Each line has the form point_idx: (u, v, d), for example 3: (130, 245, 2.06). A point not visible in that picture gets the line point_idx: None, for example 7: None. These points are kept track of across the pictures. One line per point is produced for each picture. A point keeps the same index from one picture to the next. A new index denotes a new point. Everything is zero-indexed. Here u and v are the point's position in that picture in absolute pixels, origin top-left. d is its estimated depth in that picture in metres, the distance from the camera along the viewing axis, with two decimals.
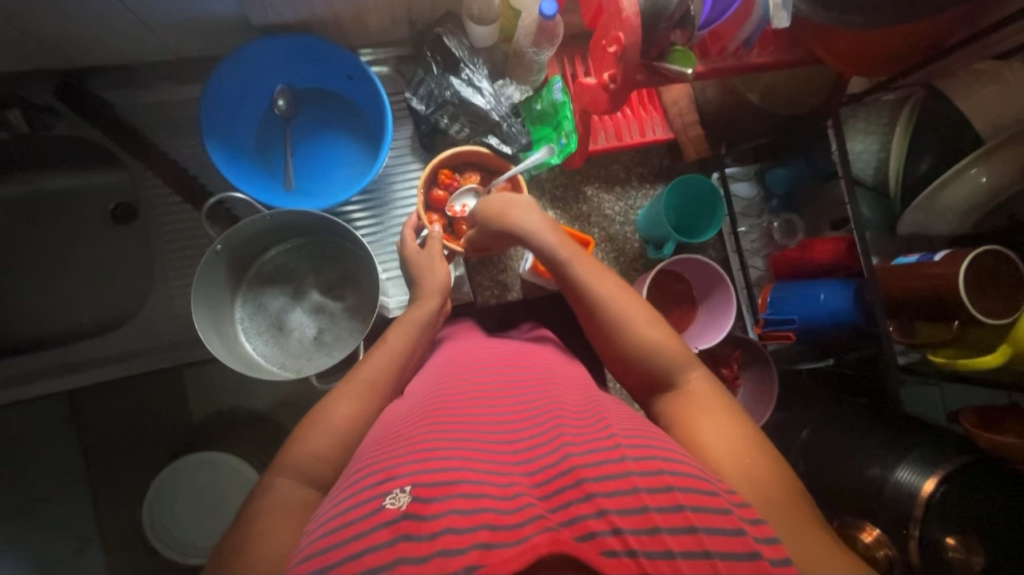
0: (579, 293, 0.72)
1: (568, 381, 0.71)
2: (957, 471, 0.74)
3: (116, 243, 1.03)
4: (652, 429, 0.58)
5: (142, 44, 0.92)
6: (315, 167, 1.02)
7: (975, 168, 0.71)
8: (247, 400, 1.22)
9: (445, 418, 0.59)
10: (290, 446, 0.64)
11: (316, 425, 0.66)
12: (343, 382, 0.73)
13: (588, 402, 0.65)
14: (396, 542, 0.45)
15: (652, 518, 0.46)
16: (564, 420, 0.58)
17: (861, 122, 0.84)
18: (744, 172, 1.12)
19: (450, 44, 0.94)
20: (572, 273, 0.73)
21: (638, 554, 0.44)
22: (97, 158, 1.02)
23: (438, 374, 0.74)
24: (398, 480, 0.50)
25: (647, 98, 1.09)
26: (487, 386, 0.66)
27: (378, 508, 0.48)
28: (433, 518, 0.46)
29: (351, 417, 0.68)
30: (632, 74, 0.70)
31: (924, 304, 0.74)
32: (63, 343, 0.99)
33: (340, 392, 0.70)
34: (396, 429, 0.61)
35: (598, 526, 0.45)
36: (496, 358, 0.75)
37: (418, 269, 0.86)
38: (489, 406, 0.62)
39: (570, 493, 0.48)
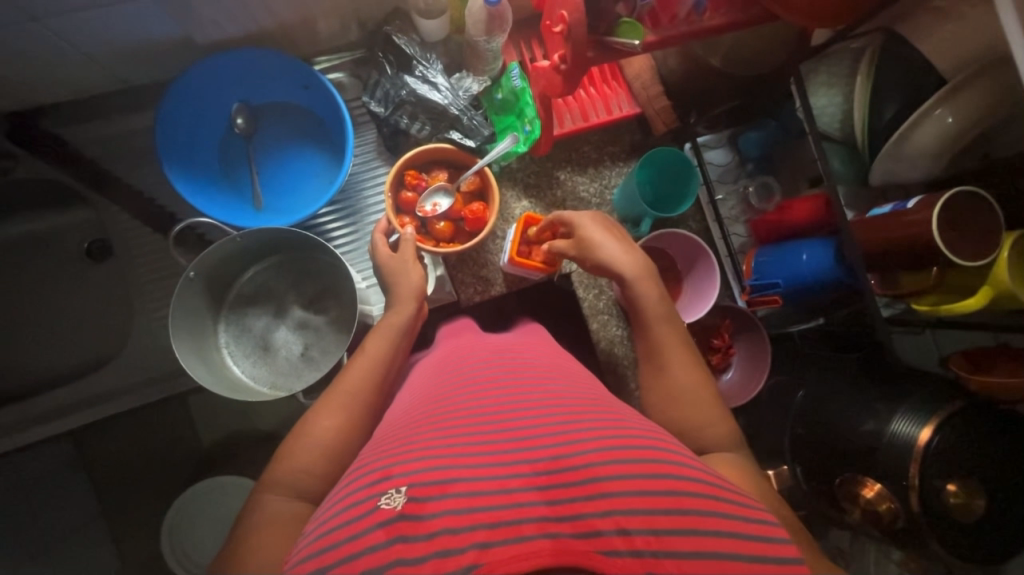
0: (647, 334, 0.74)
1: (569, 373, 0.71)
2: (950, 418, 0.74)
3: (92, 282, 1.02)
4: (659, 429, 0.58)
5: (90, 77, 0.90)
6: (281, 182, 1.00)
7: (939, 109, 0.70)
8: (246, 424, 1.22)
9: (448, 415, 0.58)
10: (276, 464, 0.65)
11: (302, 440, 0.67)
12: (327, 392, 0.72)
13: (591, 395, 0.64)
14: (393, 543, 0.45)
15: (656, 519, 0.46)
16: (567, 415, 0.57)
17: (824, 75, 0.83)
18: (717, 139, 1.08)
19: (400, 43, 0.92)
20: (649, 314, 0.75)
21: (645, 555, 0.44)
22: (61, 198, 1.01)
23: (441, 370, 0.74)
24: (395, 479, 0.49)
25: (610, 73, 1.06)
26: (491, 381, 0.65)
27: (374, 508, 0.47)
28: (429, 518, 0.46)
29: (341, 427, 0.68)
30: (582, 52, 0.68)
31: (905, 252, 0.73)
32: (52, 388, 0.99)
33: (322, 405, 0.70)
34: (398, 427, 0.61)
35: (603, 526, 0.45)
36: (499, 354, 0.74)
37: (391, 274, 0.84)
38: (493, 399, 0.61)
39: (575, 490, 0.48)
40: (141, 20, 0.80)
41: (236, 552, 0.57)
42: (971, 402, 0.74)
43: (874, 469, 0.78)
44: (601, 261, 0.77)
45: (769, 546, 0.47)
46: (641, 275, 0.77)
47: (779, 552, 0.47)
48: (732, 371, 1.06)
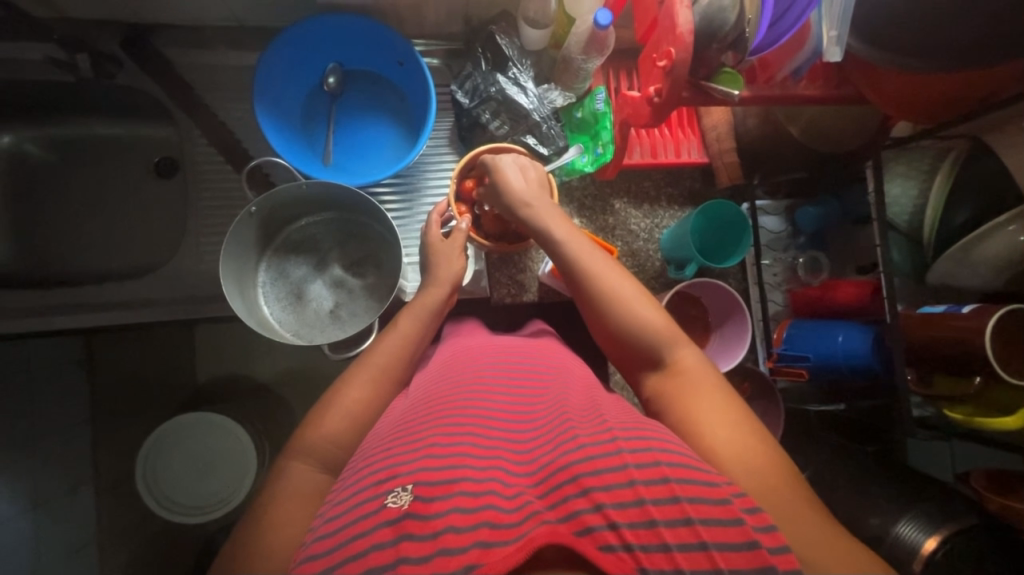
0: (567, 265, 0.72)
1: (569, 374, 0.72)
2: (959, 534, 0.72)
3: (154, 195, 1.06)
4: (647, 422, 0.58)
5: (211, 8, 0.96)
6: (353, 145, 1.04)
7: (1013, 225, 0.71)
8: (251, 369, 1.27)
9: (442, 411, 0.59)
10: (303, 431, 0.65)
11: (329, 410, 0.67)
12: (355, 365, 0.74)
13: (589, 397, 0.65)
14: (399, 542, 0.45)
15: (648, 509, 0.47)
16: (563, 417, 0.58)
17: (904, 165, 0.83)
18: (774, 207, 1.11)
19: (502, 43, 0.96)
20: (563, 249, 0.73)
21: (634, 549, 0.44)
22: (149, 111, 1.06)
23: (441, 367, 0.75)
24: (399, 479, 0.50)
25: (687, 119, 1.10)
26: (486, 379, 0.66)
27: (381, 507, 0.48)
28: (434, 517, 0.46)
29: (359, 399, 0.69)
30: (678, 91, 0.70)
31: (952, 358, 0.72)
32: (89, 283, 1.01)
33: (354, 375, 0.72)
34: (397, 423, 0.62)
35: (593, 522, 0.46)
36: (495, 351, 0.76)
37: (437, 257, 0.87)
38: (486, 400, 0.62)
39: (568, 489, 0.49)
40: None
41: (254, 524, 0.56)
42: (979, 522, 0.73)
43: None
44: (513, 200, 0.77)
45: (761, 528, 0.47)
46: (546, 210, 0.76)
47: (774, 539, 0.46)
48: None
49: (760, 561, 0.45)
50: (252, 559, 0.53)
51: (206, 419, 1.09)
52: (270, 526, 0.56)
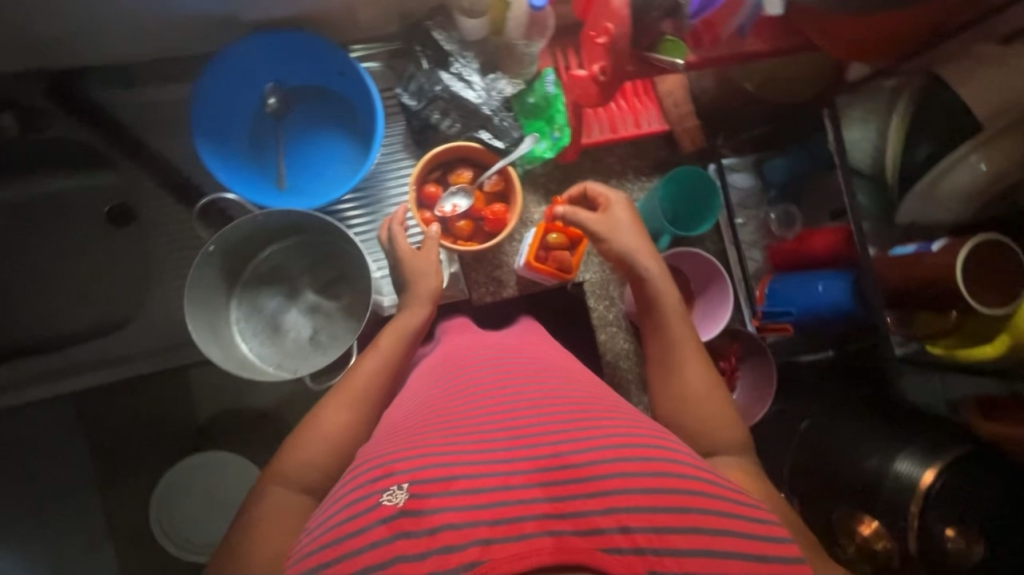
0: (658, 331, 0.75)
1: (572, 369, 0.71)
2: (954, 463, 0.73)
3: (108, 246, 1.02)
4: (659, 428, 0.58)
5: (129, 44, 0.91)
6: (307, 165, 1.01)
7: (975, 155, 0.71)
8: (249, 399, 1.19)
9: (452, 415, 0.58)
10: (283, 455, 0.66)
11: (308, 432, 0.67)
12: (340, 383, 0.73)
13: (596, 393, 0.64)
14: (394, 540, 0.45)
15: (658, 517, 0.46)
16: (572, 411, 0.57)
17: (859, 111, 0.83)
18: (743, 164, 1.07)
19: (439, 39, 0.93)
20: (664, 309, 0.76)
21: (646, 553, 0.44)
22: (87, 160, 1.01)
23: (444, 365, 0.73)
24: (397, 476, 0.50)
25: (642, 89, 1.06)
26: (493, 377, 0.64)
27: (376, 504, 0.48)
28: (431, 514, 0.46)
29: (341, 420, 0.69)
30: (622, 66, 0.70)
31: (927, 296, 0.73)
32: (65, 348, 1.00)
33: (334, 398, 0.71)
34: (400, 425, 0.61)
35: (605, 524, 0.45)
36: (500, 349, 0.74)
37: (411, 275, 0.84)
38: (495, 396, 0.60)
39: (578, 487, 0.48)
40: None
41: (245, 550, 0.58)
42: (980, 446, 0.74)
43: (873, 505, 0.77)
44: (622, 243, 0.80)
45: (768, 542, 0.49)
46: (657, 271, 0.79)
47: (780, 551, 0.49)
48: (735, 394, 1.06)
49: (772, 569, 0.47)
50: None
51: (218, 458, 1.09)
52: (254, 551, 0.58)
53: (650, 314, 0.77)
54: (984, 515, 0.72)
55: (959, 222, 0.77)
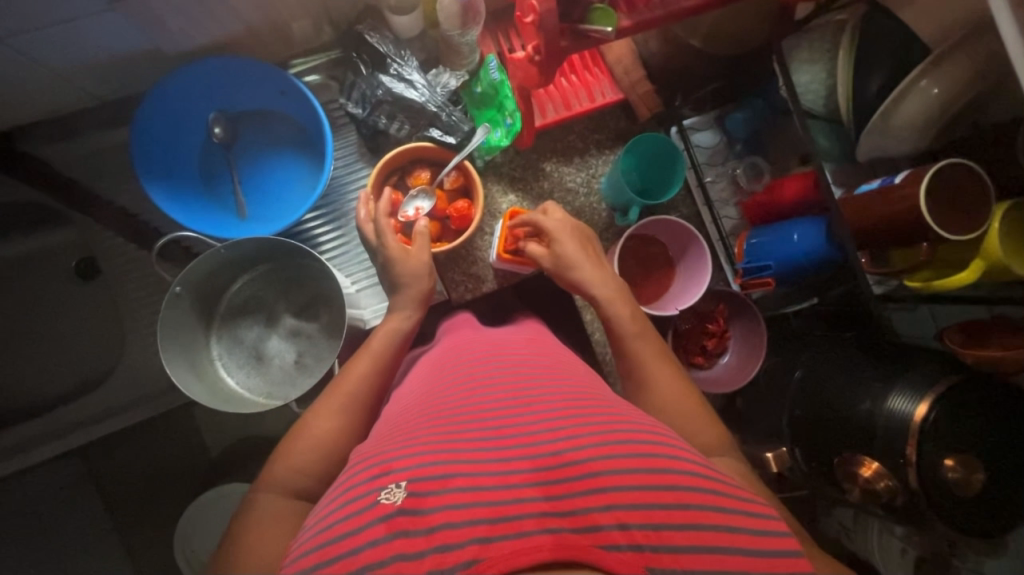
0: (624, 352, 0.76)
1: (565, 363, 0.70)
2: (946, 394, 0.73)
3: (83, 301, 1.02)
4: (654, 422, 0.56)
5: (61, 95, 0.90)
6: (263, 190, 0.99)
7: (926, 79, 0.69)
8: (260, 428, 1.17)
9: (450, 413, 0.56)
10: (272, 464, 0.66)
11: (297, 441, 0.67)
12: (328, 392, 0.72)
13: (591, 388, 0.62)
14: (392, 538, 0.43)
15: (656, 513, 0.45)
16: (569, 409, 0.55)
17: (806, 52, 0.82)
18: (703, 122, 1.06)
19: (372, 42, 0.91)
20: (624, 329, 0.76)
21: (644, 550, 0.42)
22: (46, 219, 1.01)
23: (439, 366, 0.72)
24: (394, 474, 0.48)
25: (591, 60, 1.04)
26: (489, 376, 0.63)
27: (374, 503, 0.46)
28: (430, 512, 0.44)
29: (330, 428, 0.68)
30: (555, 41, 0.66)
31: (898, 229, 0.72)
32: (61, 406, 1.01)
33: (322, 406, 0.70)
34: (397, 426, 0.59)
35: (603, 521, 0.44)
36: (494, 347, 0.72)
37: (394, 273, 0.82)
38: (491, 395, 0.58)
39: (577, 485, 0.46)
40: (107, 32, 0.79)
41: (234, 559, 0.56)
42: (967, 376, 0.74)
43: (868, 446, 0.78)
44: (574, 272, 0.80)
45: (769, 537, 0.46)
46: (611, 293, 0.79)
47: (781, 546, 0.46)
48: (728, 355, 1.06)
49: (769, 566, 0.44)
50: None
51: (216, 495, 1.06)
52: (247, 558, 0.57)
53: (613, 336, 0.77)
54: (980, 442, 0.72)
55: (922, 148, 0.76)
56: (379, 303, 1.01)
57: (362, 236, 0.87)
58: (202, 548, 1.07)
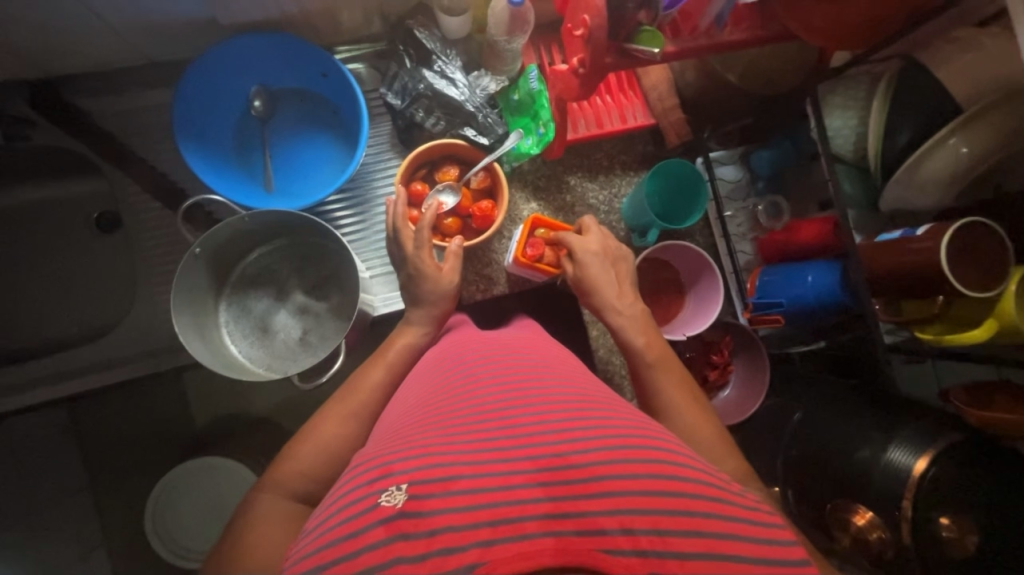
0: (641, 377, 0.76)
1: (566, 365, 0.70)
2: (947, 450, 0.72)
3: (99, 252, 1.03)
4: (656, 428, 0.56)
5: (113, 51, 0.92)
6: (293, 167, 1.01)
7: (954, 138, 0.72)
8: (250, 404, 1.17)
9: (452, 415, 0.56)
10: (276, 464, 0.66)
11: (301, 445, 0.67)
12: (338, 397, 0.73)
13: (593, 391, 0.62)
14: (393, 542, 0.42)
15: (659, 519, 0.44)
16: (571, 411, 0.55)
17: (840, 97, 0.85)
18: (728, 156, 1.08)
19: (421, 37, 0.94)
20: (641, 353, 0.77)
21: (648, 555, 0.42)
22: (76, 168, 1.02)
23: (440, 363, 0.71)
24: (395, 476, 0.47)
25: (627, 82, 1.07)
26: (491, 375, 0.62)
27: (374, 505, 0.45)
28: (430, 515, 0.44)
29: (337, 432, 0.69)
30: (601, 57, 0.69)
31: (913, 282, 0.73)
32: (61, 352, 1.01)
33: (331, 409, 0.71)
34: (398, 426, 0.58)
35: (607, 524, 0.43)
36: (496, 346, 0.72)
37: (416, 280, 0.82)
38: (493, 396, 0.58)
39: (580, 489, 0.46)
40: None
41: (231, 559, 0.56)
42: (965, 436, 0.73)
43: (863, 494, 0.77)
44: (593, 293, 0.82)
45: (769, 547, 0.46)
46: (627, 316, 0.80)
47: (781, 554, 0.46)
48: (728, 389, 1.06)
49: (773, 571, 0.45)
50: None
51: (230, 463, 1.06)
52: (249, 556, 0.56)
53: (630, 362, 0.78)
54: (976, 504, 0.71)
55: (941, 204, 0.79)
56: (389, 292, 1.02)
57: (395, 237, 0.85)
58: (177, 503, 1.05)
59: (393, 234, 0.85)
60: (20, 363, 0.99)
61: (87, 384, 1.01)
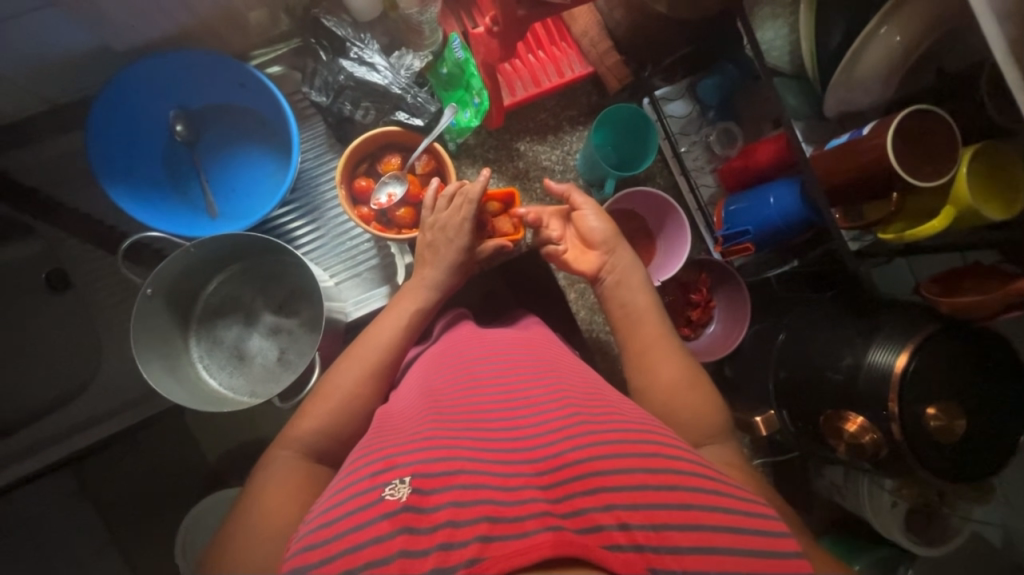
0: (628, 323, 0.76)
1: (563, 361, 0.69)
2: (926, 341, 0.73)
3: (56, 313, 1.00)
4: (655, 422, 0.56)
5: (12, 101, 0.87)
6: (234, 188, 0.97)
7: (885, 28, 0.72)
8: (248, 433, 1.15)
9: (450, 413, 0.55)
10: (297, 419, 0.66)
11: (313, 402, 0.67)
12: (340, 358, 0.72)
13: (591, 387, 0.62)
14: (396, 535, 0.42)
15: (656, 513, 0.44)
16: (567, 404, 0.55)
17: (768, 8, 0.85)
18: (675, 91, 1.04)
19: (330, 25, 0.90)
20: (632, 300, 0.78)
21: (645, 550, 0.41)
22: (9, 232, 0.98)
23: (436, 362, 0.71)
24: (396, 470, 0.47)
25: (557, 33, 1.03)
26: (488, 376, 0.62)
27: (378, 499, 0.45)
28: (433, 511, 0.44)
29: (351, 392, 0.67)
30: (510, 10, 0.65)
31: (869, 183, 0.73)
32: (42, 418, 0.99)
33: (338, 368, 0.70)
34: (398, 422, 0.58)
35: (604, 520, 0.43)
36: (493, 343, 0.72)
37: (431, 247, 0.82)
38: (491, 397, 0.58)
39: (578, 485, 0.46)
40: (51, 28, 0.77)
41: (247, 515, 0.55)
42: (946, 323, 0.74)
43: (852, 401, 0.78)
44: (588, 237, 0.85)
45: (768, 541, 0.45)
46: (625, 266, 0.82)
47: (778, 548, 0.45)
48: (714, 324, 1.06)
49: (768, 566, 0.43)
50: (250, 535, 0.53)
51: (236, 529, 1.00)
52: (257, 516, 0.55)
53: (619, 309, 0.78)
54: (958, 390, 0.73)
55: (886, 98, 0.78)
56: (360, 294, 1.00)
57: (434, 223, 0.83)
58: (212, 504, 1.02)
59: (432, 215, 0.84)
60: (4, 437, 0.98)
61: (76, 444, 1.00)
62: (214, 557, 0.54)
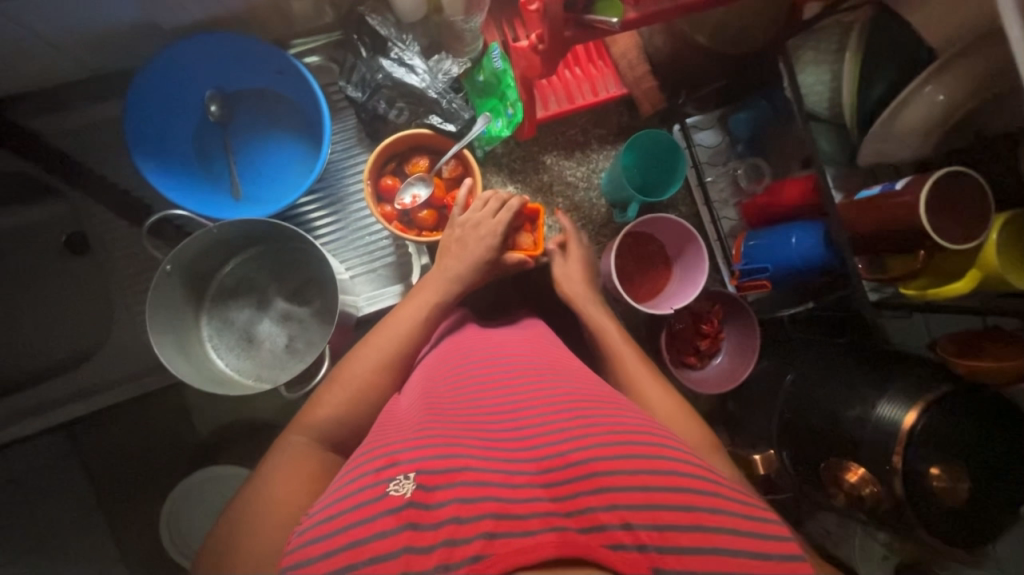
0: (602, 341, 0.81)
1: (568, 364, 0.69)
2: (937, 401, 0.72)
3: (73, 276, 1.01)
4: (657, 424, 0.56)
5: (56, 65, 0.89)
6: (260, 172, 0.98)
7: (930, 86, 0.72)
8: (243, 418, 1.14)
9: (454, 413, 0.55)
10: (311, 408, 0.66)
11: (329, 389, 0.67)
12: (357, 345, 0.72)
13: (595, 391, 0.61)
14: (401, 531, 0.42)
15: (660, 514, 0.43)
16: (571, 408, 0.55)
17: (814, 51, 0.85)
18: (707, 120, 1.06)
19: (374, 24, 0.91)
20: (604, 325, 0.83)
21: (649, 550, 0.41)
22: (36, 192, 1.00)
23: (441, 362, 0.71)
24: (401, 466, 0.47)
25: (596, 52, 1.03)
26: (491, 377, 0.62)
27: (383, 494, 0.45)
28: (438, 507, 0.43)
29: (369, 381, 0.68)
30: (559, 30, 0.66)
31: (893, 236, 0.73)
32: (47, 379, 1.00)
33: (355, 353, 0.71)
34: (403, 419, 0.58)
35: (608, 520, 0.42)
36: (497, 345, 0.71)
37: (454, 252, 0.82)
38: (495, 399, 0.58)
39: (580, 486, 0.45)
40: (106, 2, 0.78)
41: (253, 498, 0.55)
42: (954, 387, 0.73)
43: (855, 452, 0.77)
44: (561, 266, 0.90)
45: (771, 542, 0.44)
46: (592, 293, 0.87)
47: (780, 549, 0.44)
48: (722, 356, 1.05)
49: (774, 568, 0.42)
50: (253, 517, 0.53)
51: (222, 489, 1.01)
52: (261, 500, 0.55)
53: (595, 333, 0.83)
54: (966, 452, 0.72)
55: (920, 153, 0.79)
56: (372, 291, 1.01)
57: (468, 219, 0.84)
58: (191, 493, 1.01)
59: (461, 220, 0.83)
60: (6, 393, 0.99)
61: (75, 409, 1.00)
62: (220, 537, 0.54)
